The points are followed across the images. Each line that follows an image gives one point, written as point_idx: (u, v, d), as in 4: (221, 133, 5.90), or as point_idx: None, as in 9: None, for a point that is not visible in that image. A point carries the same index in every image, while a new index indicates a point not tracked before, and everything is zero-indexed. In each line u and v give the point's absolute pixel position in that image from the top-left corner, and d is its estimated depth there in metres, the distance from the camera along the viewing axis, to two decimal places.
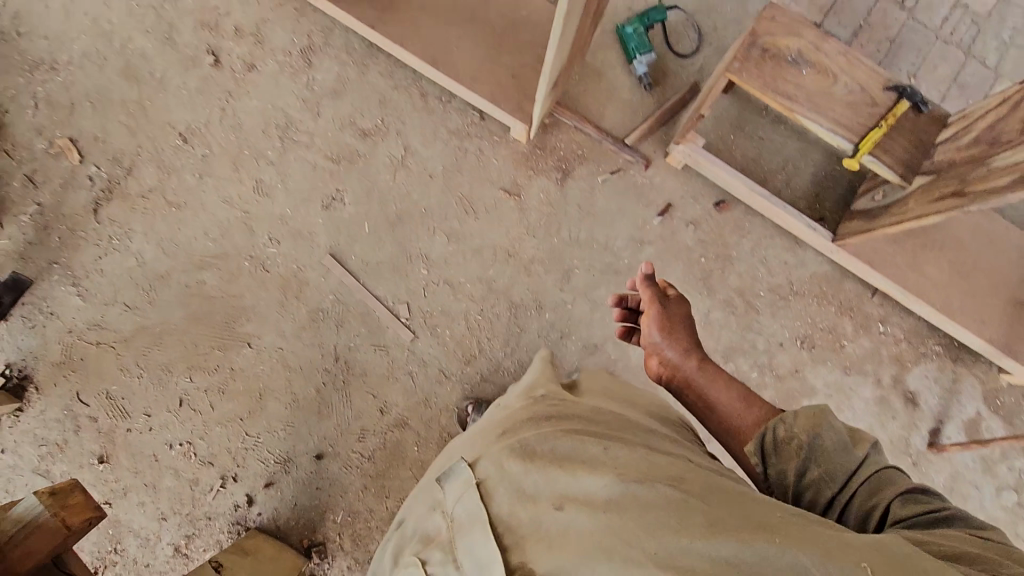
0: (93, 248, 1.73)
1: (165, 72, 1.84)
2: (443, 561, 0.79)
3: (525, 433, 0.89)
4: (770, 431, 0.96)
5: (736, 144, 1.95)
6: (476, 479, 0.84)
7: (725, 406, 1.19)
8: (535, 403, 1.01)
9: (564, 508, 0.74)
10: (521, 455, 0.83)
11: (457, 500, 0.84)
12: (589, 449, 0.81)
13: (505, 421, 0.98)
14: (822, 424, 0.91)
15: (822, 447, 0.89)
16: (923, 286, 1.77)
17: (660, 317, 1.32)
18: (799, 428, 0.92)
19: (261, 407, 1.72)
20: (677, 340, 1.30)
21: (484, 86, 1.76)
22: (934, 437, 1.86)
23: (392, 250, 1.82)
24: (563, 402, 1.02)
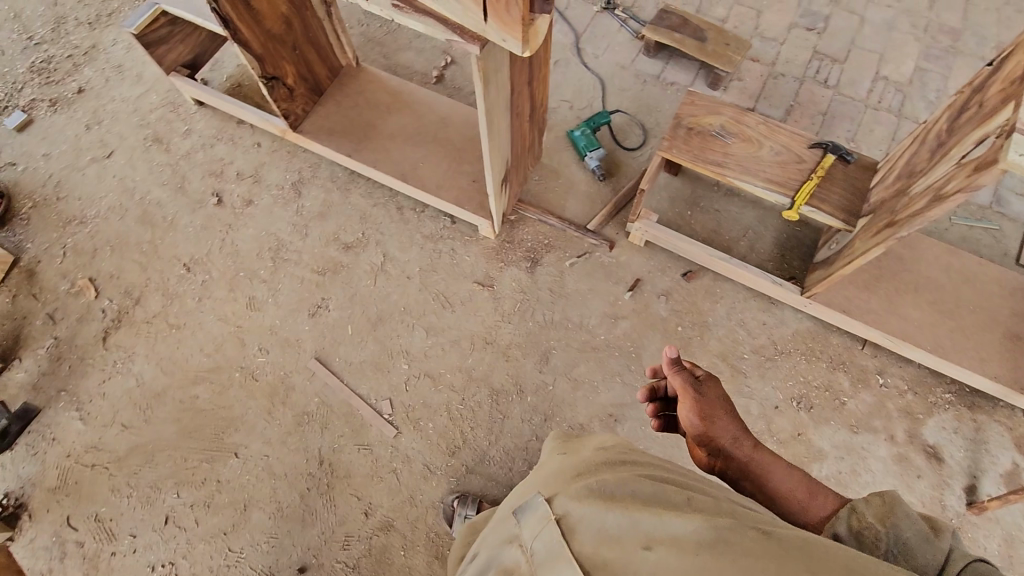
0: (99, 373, 1.87)
1: (175, 215, 2.11)
2: None
3: (603, 475, 0.77)
4: (840, 523, 0.80)
5: (695, 218, 2.05)
6: (555, 514, 0.72)
7: (790, 496, 0.96)
8: (609, 447, 0.89)
9: (653, 549, 0.61)
10: (600, 496, 0.71)
11: (536, 536, 0.72)
12: (672, 496, 0.70)
13: (576, 464, 0.86)
14: (895, 513, 0.75)
15: (903, 539, 0.72)
16: (910, 329, 1.70)
17: (699, 408, 1.05)
18: (873, 517, 0.77)
19: (245, 519, 1.69)
20: (722, 430, 1.04)
21: (449, 192, 1.96)
22: (971, 495, 1.67)
23: (374, 349, 1.91)
24: (636, 450, 0.89)
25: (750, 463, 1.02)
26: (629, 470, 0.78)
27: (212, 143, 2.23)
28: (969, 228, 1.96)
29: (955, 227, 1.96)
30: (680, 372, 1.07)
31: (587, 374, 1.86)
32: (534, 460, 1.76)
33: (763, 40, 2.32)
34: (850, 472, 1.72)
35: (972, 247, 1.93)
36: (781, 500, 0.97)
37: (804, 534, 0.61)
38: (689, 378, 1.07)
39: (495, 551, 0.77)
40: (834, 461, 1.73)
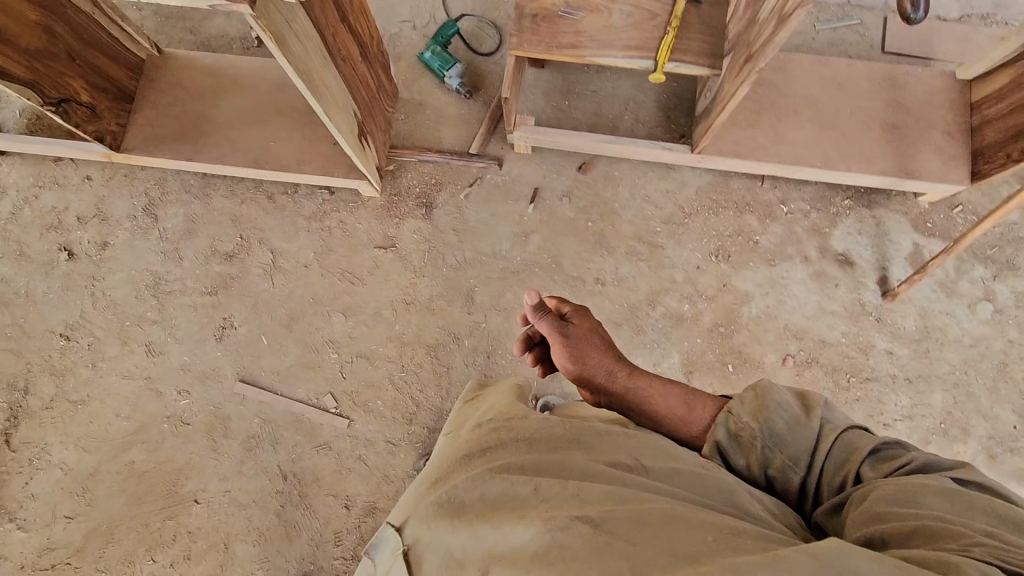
0: (19, 476, 1.73)
1: (28, 286, 1.88)
2: None
3: (457, 478, 0.77)
4: (719, 429, 0.89)
5: (573, 107, 1.96)
6: (408, 542, 0.74)
7: (672, 416, 1.00)
8: (478, 427, 0.88)
9: (490, 574, 0.64)
10: (445, 514, 0.72)
11: (389, 574, 0.75)
12: (520, 490, 0.71)
13: (443, 460, 0.85)
14: (768, 406, 0.86)
15: (775, 431, 0.85)
16: (798, 152, 1.72)
17: (569, 348, 1.11)
18: (749, 416, 0.87)
19: (230, 557, 1.66)
20: (595, 363, 1.09)
21: (313, 163, 1.80)
22: (884, 286, 1.77)
23: (298, 350, 1.81)
24: (508, 415, 0.88)
25: (629, 392, 1.05)
26: (483, 464, 0.78)
27: (37, 194, 1.95)
28: (834, 31, 1.94)
29: (819, 35, 1.94)
30: (544, 318, 1.13)
31: (515, 299, 1.83)
32: None
33: None
34: (780, 303, 1.79)
35: (839, 50, 1.92)
36: (664, 421, 1.00)
37: (635, 517, 0.64)
38: (554, 322, 1.13)
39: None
40: (763, 299, 1.79)
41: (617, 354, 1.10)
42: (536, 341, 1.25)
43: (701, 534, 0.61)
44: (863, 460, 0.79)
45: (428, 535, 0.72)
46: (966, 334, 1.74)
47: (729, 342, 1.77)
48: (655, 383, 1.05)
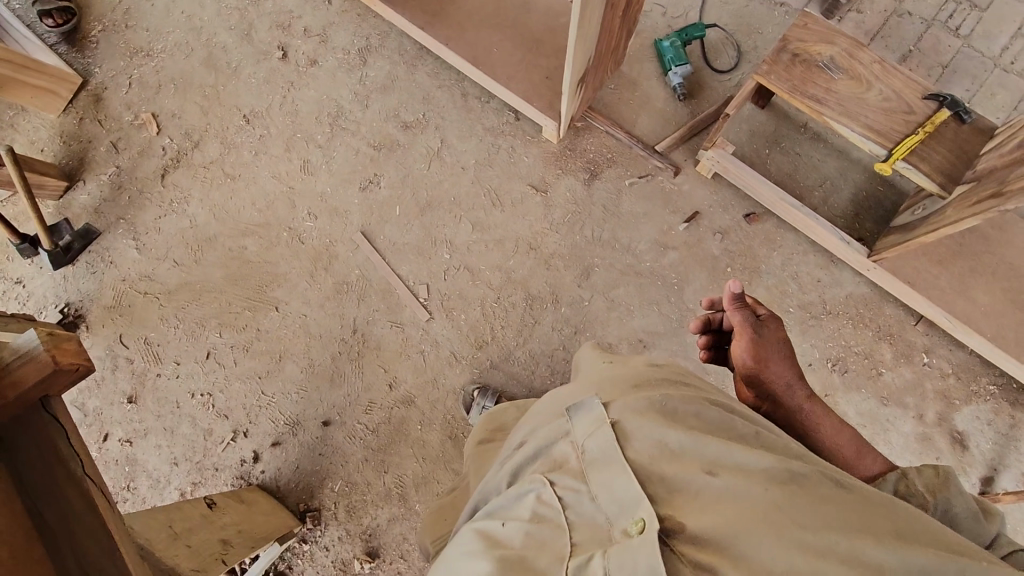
0: (156, 209, 1.93)
1: (239, 63, 2.06)
2: (575, 489, 0.67)
3: (663, 391, 0.77)
4: (886, 485, 0.87)
5: (772, 158, 1.92)
6: (610, 417, 0.72)
7: (838, 452, 1.04)
8: (663, 365, 0.88)
9: (718, 474, 0.65)
10: (659, 410, 0.72)
11: (589, 434, 0.71)
12: (736, 427, 0.74)
13: (627, 373, 0.84)
14: (950, 489, 0.81)
15: (950, 513, 0.80)
16: (972, 313, 1.62)
17: (756, 347, 1.11)
18: (924, 488, 0.83)
19: (279, 368, 1.80)
20: (775, 371, 1.10)
21: (520, 85, 1.86)
22: (986, 485, 1.67)
23: (419, 234, 1.90)
24: (689, 375, 0.89)
25: (801, 413, 1.08)
26: (686, 391, 0.79)
27: None
28: None
29: None
30: (741, 310, 1.13)
31: (625, 297, 1.84)
32: (557, 368, 1.80)
33: None
34: (867, 440, 1.72)
35: None
36: (828, 452, 1.04)
37: (868, 491, 0.69)
38: (749, 317, 1.13)
39: (539, 439, 0.76)
40: (854, 427, 1.73)
41: (798, 371, 1.11)
42: (711, 327, 1.24)
43: (924, 525, 0.66)
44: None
45: (639, 417, 0.71)
46: None
47: None
48: (828, 417, 1.08)
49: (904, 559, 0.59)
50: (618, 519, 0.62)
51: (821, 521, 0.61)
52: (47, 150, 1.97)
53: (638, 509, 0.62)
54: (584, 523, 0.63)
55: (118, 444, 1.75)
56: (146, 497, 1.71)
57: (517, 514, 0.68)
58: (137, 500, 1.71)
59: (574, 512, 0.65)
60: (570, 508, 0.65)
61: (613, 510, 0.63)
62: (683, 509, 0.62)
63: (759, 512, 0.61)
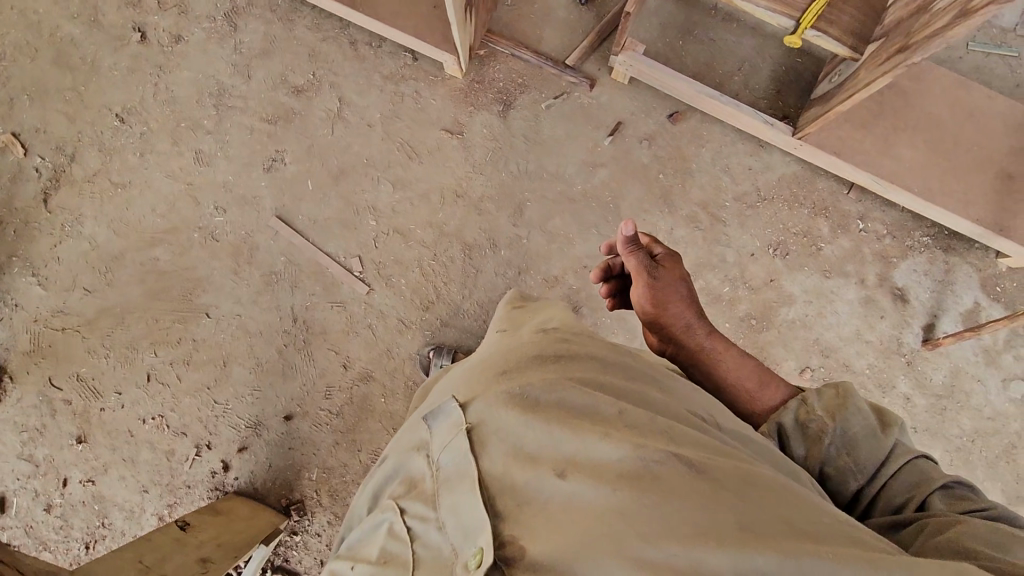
0: (49, 237, 1.76)
1: (95, 55, 1.84)
2: (425, 515, 0.68)
3: (530, 375, 0.76)
4: (787, 414, 0.91)
5: (686, 50, 1.82)
6: (467, 424, 0.73)
7: (740, 386, 1.04)
8: (549, 332, 0.85)
9: (566, 475, 0.64)
10: (518, 404, 0.71)
11: (444, 448, 0.72)
12: (603, 409, 0.71)
13: (507, 354, 0.83)
14: (848, 407, 0.87)
15: (847, 433, 0.86)
16: (899, 171, 1.62)
17: (654, 291, 1.11)
18: (823, 411, 0.89)
19: (226, 374, 1.73)
20: (676, 311, 1.11)
21: (406, 21, 1.69)
22: (929, 333, 1.73)
23: (338, 205, 1.79)
24: (581, 334, 0.86)
25: (700, 350, 1.09)
26: (558, 369, 0.76)
27: None
28: (985, 57, 1.77)
29: (969, 56, 1.77)
30: (636, 252, 1.11)
31: (563, 226, 1.79)
32: None
33: None
34: (817, 316, 1.75)
35: (984, 79, 1.76)
36: (730, 388, 1.06)
37: (742, 473, 0.65)
38: (645, 260, 1.12)
39: (407, 452, 0.78)
40: (803, 306, 1.76)
41: (698, 309, 1.12)
42: (614, 273, 1.25)
43: (791, 513, 0.61)
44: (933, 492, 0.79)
45: (497, 419, 0.71)
46: (986, 404, 1.72)
47: (755, 335, 1.75)
48: (729, 350, 1.09)
49: (740, 561, 0.53)
50: (462, 549, 0.63)
51: (662, 521, 0.57)
52: None
53: (479, 537, 0.62)
54: (429, 557, 0.65)
55: (80, 486, 1.69)
56: (125, 529, 1.67)
57: (374, 550, 0.70)
58: (116, 534, 1.67)
59: (422, 544, 0.66)
60: (418, 540, 0.67)
61: (458, 539, 0.63)
62: (523, 528, 0.61)
63: (596, 518, 0.59)
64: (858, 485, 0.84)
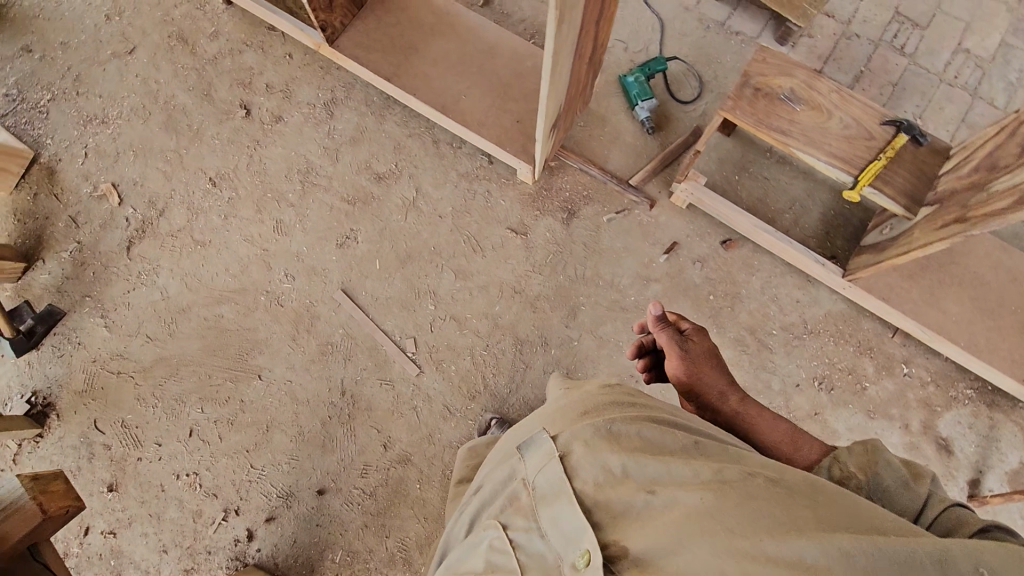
0: (124, 283, 1.85)
1: (201, 124, 2.00)
2: (527, 527, 0.76)
3: (610, 412, 0.83)
4: (821, 472, 0.91)
5: (741, 184, 1.96)
6: (557, 451, 0.80)
7: (777, 446, 1.06)
8: (614, 384, 0.92)
9: (657, 491, 0.71)
10: (603, 436, 0.78)
11: (538, 472, 0.80)
12: (676, 436, 0.78)
13: (578, 394, 0.91)
14: (878, 461, 0.86)
15: (882, 486, 0.84)
16: (944, 323, 1.69)
17: (680, 365, 1.17)
18: (854, 467, 0.88)
19: (267, 439, 1.74)
20: (705, 383, 1.15)
21: (491, 131, 1.84)
22: (973, 488, 1.72)
23: (402, 287, 1.87)
24: (641, 391, 0.92)
25: (737, 416, 1.13)
26: (635, 409, 0.84)
27: (242, 50, 2.07)
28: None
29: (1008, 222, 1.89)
30: (665, 329, 1.17)
31: (615, 334, 1.84)
32: None
33: None
34: None
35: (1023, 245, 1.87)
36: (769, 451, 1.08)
37: (811, 481, 0.71)
38: (675, 334, 1.17)
39: (501, 481, 0.85)
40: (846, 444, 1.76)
41: (727, 380, 1.16)
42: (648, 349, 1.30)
43: (866, 514, 0.67)
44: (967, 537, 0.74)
45: (585, 445, 0.78)
46: None
47: None
48: (764, 419, 1.11)
49: (830, 547, 0.58)
50: (566, 555, 0.71)
51: (758, 519, 0.63)
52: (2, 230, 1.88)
53: (583, 540, 0.70)
54: (534, 565, 0.72)
55: (101, 537, 1.66)
56: None
57: (477, 562, 0.77)
58: None
59: (525, 553, 0.74)
60: (521, 550, 0.75)
61: (561, 546, 0.72)
62: (626, 534, 0.68)
63: (696, 522, 0.64)
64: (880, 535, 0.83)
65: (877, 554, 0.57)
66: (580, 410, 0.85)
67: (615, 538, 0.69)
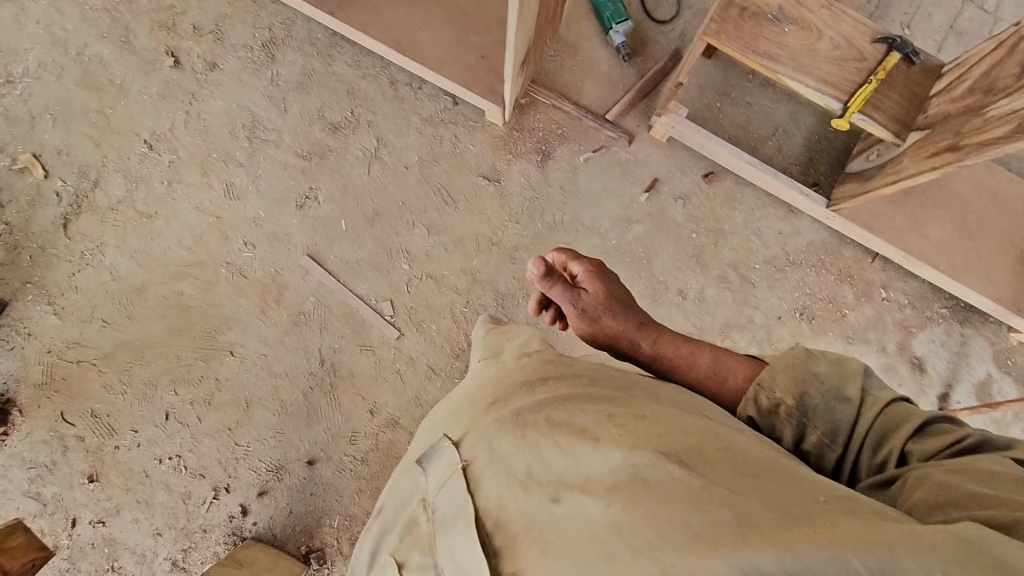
0: (67, 265, 1.70)
1: (125, 78, 1.77)
2: (422, 563, 0.72)
3: (519, 401, 0.78)
4: (751, 404, 0.90)
5: (723, 111, 1.84)
6: (462, 463, 0.75)
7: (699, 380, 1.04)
8: (535, 367, 0.85)
9: (561, 499, 0.63)
10: (511, 428, 0.73)
11: (438, 490, 0.75)
12: (591, 417, 0.70)
13: (495, 386, 0.86)
14: (804, 377, 0.86)
15: (810, 403, 0.85)
16: (924, 248, 1.67)
17: (579, 322, 1.15)
18: (782, 390, 0.87)
19: (249, 416, 1.69)
20: (609, 335, 1.13)
21: (454, 69, 1.67)
22: (944, 403, 1.79)
23: (372, 247, 1.76)
24: (562, 358, 0.90)
25: (655, 357, 1.10)
26: (550, 391, 0.78)
27: None
28: None
29: None
30: (554, 289, 1.12)
31: None
32: None
33: None
34: None
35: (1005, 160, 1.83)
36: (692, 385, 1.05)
37: (742, 457, 0.63)
38: (565, 292, 1.13)
39: (413, 497, 0.81)
40: None
41: (630, 323, 1.13)
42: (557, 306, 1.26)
43: (801, 492, 0.58)
44: (911, 433, 0.77)
45: (490, 452, 0.72)
46: None
47: None
48: (680, 355, 1.08)
49: (738, 559, 0.48)
50: None
51: (659, 526, 0.54)
52: None
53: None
54: None
55: (90, 527, 1.63)
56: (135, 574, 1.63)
57: None
58: None
59: None
60: None
61: None
62: (522, 556, 0.60)
63: (589, 540, 0.56)
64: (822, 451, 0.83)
65: (793, 562, 0.47)
66: (487, 403, 0.81)
67: (509, 566, 0.61)
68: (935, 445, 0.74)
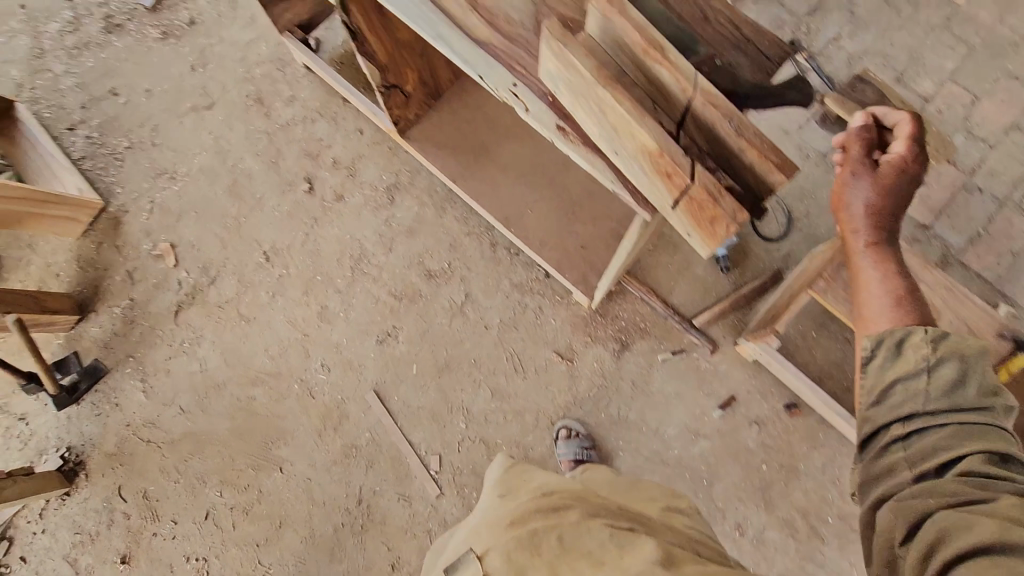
0: (167, 348, 1.86)
1: (264, 193, 1.98)
2: None
3: (534, 523, 0.87)
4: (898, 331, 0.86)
5: (820, 342, 1.75)
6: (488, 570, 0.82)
7: (868, 284, 0.97)
8: (545, 493, 0.94)
9: None
10: (527, 549, 0.83)
11: None
12: (591, 542, 0.84)
13: (511, 509, 0.93)
14: (966, 355, 0.82)
15: (943, 366, 0.81)
16: None
17: (846, 171, 0.98)
18: (941, 349, 0.82)
19: (279, 536, 1.72)
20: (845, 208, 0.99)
21: (551, 252, 1.73)
22: None
23: (435, 398, 1.80)
24: (571, 488, 0.99)
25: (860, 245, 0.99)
26: (556, 514, 0.89)
27: (314, 119, 2.03)
28: None
29: None
30: (862, 140, 0.96)
31: None
32: None
33: (969, 136, 1.87)
34: None
35: None
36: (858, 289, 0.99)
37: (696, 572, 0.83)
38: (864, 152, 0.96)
39: None
40: None
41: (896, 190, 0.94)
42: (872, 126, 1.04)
43: None
44: (974, 451, 0.76)
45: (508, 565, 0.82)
46: None
47: None
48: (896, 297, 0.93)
49: None
50: None
51: None
52: (64, 276, 1.93)
53: None
54: None
55: None
56: None
57: None
58: None
59: None
60: None
61: None
62: None
63: None
64: (886, 423, 0.83)
65: None
66: (508, 523, 0.88)
67: None
68: (995, 486, 0.74)
